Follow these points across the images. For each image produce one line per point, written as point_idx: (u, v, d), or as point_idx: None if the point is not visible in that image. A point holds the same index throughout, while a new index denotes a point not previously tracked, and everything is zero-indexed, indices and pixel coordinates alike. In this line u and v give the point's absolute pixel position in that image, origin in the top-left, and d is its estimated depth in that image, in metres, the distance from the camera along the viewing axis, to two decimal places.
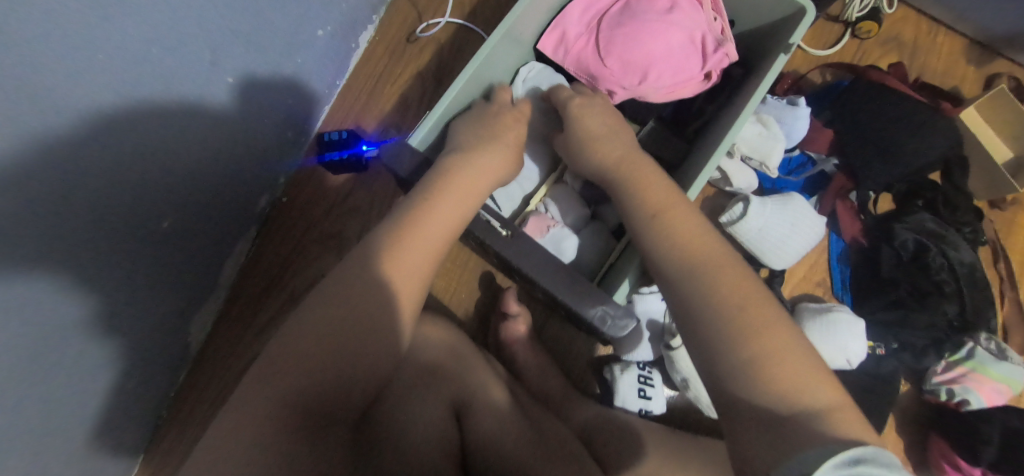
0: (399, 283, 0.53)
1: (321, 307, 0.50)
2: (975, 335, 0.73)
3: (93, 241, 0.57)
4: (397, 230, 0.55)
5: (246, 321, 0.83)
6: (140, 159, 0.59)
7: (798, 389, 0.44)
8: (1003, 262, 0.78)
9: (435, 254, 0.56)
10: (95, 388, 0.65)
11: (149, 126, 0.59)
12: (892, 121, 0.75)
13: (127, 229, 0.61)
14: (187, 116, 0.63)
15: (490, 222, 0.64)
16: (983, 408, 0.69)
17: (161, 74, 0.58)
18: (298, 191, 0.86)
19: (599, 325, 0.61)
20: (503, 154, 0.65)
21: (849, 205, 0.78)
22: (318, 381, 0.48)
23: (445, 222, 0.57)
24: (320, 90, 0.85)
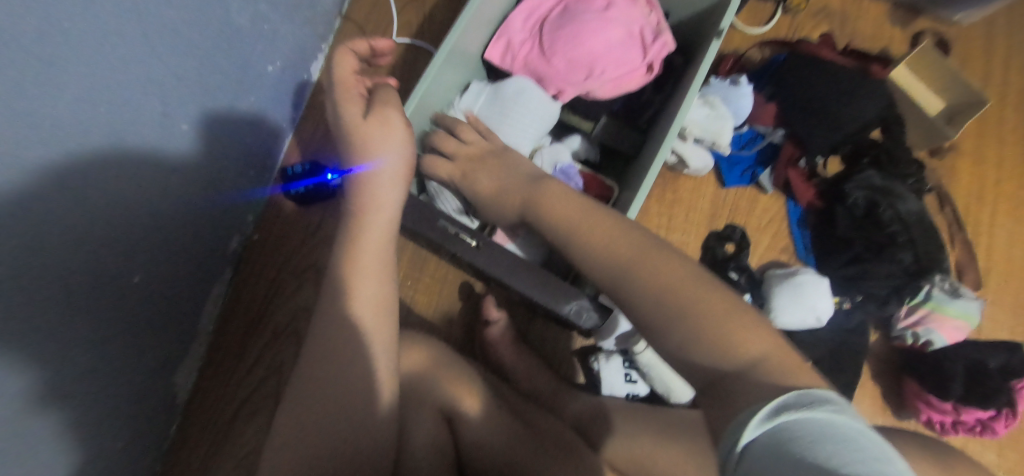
0: (349, 315, 0.58)
1: (309, 361, 0.58)
2: (932, 278, 0.76)
3: (62, 295, 0.58)
4: (342, 272, 0.59)
5: (229, 372, 0.83)
6: (93, 211, 0.59)
7: (715, 313, 0.47)
8: (948, 207, 0.82)
9: (381, 252, 0.60)
10: (78, 453, 0.65)
11: (101, 177, 0.59)
12: (828, 87, 0.79)
13: (92, 285, 0.61)
14: (139, 163, 0.64)
15: (456, 232, 0.64)
16: (947, 345, 0.74)
17: (106, 123, 0.58)
18: (269, 228, 0.87)
19: (575, 318, 0.65)
20: (385, 141, 0.60)
21: (800, 172, 0.81)
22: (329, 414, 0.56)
23: (375, 234, 0.59)
24: (279, 125, 0.87)
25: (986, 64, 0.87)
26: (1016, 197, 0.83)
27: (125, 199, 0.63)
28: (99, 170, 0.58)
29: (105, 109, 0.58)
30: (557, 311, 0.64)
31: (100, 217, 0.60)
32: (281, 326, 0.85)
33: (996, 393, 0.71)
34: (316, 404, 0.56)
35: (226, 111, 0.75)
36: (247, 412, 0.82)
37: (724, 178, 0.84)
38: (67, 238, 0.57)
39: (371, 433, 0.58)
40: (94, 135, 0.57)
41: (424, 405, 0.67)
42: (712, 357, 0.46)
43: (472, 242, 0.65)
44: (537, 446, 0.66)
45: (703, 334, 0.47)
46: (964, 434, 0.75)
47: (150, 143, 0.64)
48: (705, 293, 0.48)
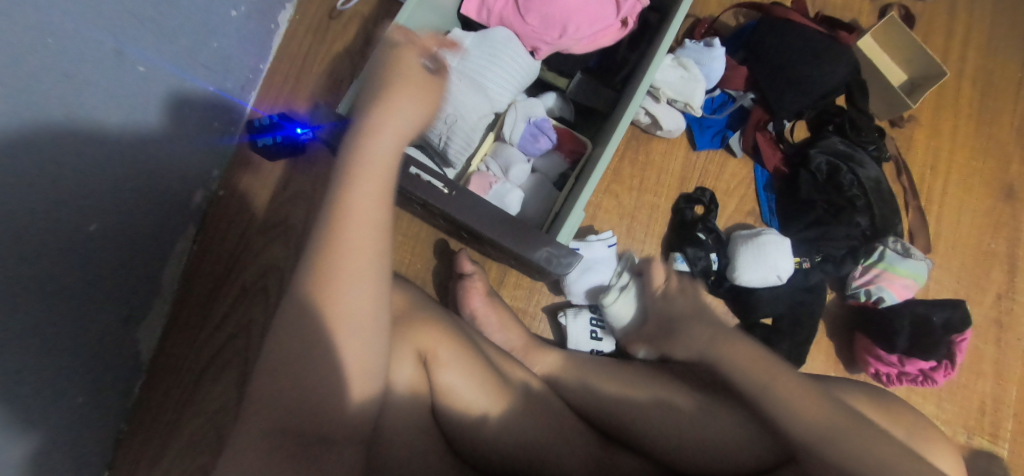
0: (342, 266, 0.51)
1: (294, 311, 0.51)
2: (885, 240, 0.81)
3: (16, 244, 0.55)
4: (331, 218, 0.52)
5: (195, 329, 0.82)
6: (47, 158, 0.56)
7: (784, 391, 0.62)
8: (904, 175, 0.86)
9: (384, 201, 0.53)
10: (41, 408, 0.64)
11: (50, 120, 0.55)
12: (798, 53, 0.80)
13: (47, 234, 0.59)
14: (93, 104, 0.60)
15: (431, 181, 0.64)
16: (896, 302, 0.78)
17: (53, 60, 0.55)
18: (236, 182, 0.85)
19: (546, 266, 0.64)
20: (409, 93, 0.55)
21: (767, 136, 0.83)
22: (306, 371, 0.50)
23: (367, 204, 0.52)
24: (245, 75, 0.83)
25: (946, 39, 0.90)
26: (968, 167, 0.87)
27: (77, 142, 0.59)
28: (46, 108, 0.55)
29: (52, 40, 0.54)
30: (531, 258, 0.63)
31: (51, 160, 0.57)
32: (250, 284, 0.83)
33: (935, 347, 0.76)
34: (297, 358, 0.51)
35: (188, 56, 0.72)
36: (215, 369, 0.81)
37: (696, 140, 0.86)
38: (18, 181, 0.53)
39: (345, 415, 0.52)
40: (39, 68, 0.53)
41: (400, 361, 0.64)
42: (784, 411, 0.62)
43: (444, 189, 0.64)
44: (511, 399, 0.66)
45: (825, 440, 0.60)
46: (906, 385, 0.79)
47: (103, 86, 0.61)
48: (790, 388, 0.62)
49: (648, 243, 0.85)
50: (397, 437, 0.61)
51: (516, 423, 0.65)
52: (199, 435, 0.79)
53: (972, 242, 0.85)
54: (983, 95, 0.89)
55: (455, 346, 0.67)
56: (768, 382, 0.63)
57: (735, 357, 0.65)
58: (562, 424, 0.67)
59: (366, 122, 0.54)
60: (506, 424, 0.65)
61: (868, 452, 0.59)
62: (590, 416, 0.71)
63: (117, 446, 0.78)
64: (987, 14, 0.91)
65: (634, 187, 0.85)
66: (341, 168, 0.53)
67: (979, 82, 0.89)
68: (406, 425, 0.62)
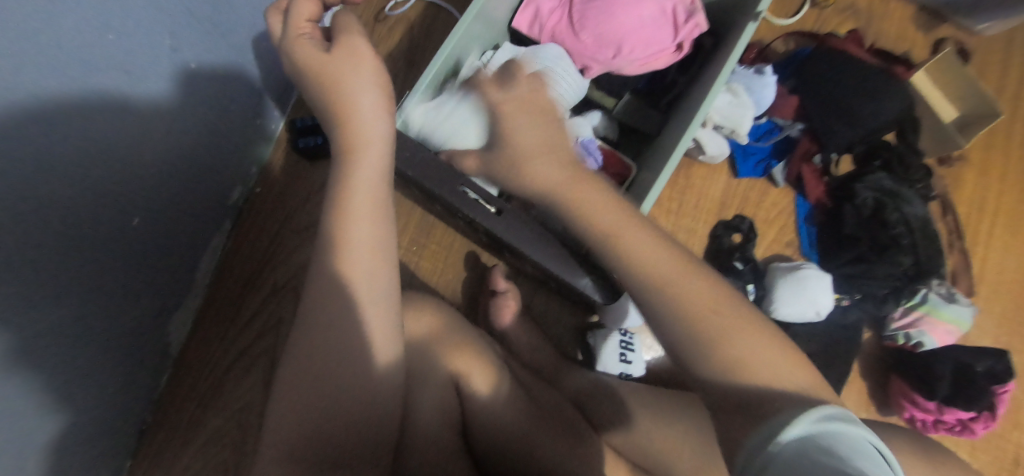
0: (347, 265, 0.55)
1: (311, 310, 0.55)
2: (929, 282, 0.78)
3: (61, 236, 0.55)
4: (333, 220, 0.55)
5: (225, 326, 0.82)
6: (96, 148, 0.56)
7: (726, 326, 0.51)
8: (950, 215, 0.84)
9: (377, 195, 0.56)
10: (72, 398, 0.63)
11: (102, 109, 0.55)
12: (851, 85, 0.79)
13: (91, 226, 0.59)
14: (143, 96, 0.60)
15: (477, 198, 0.63)
16: (937, 347, 0.77)
17: (111, 52, 0.54)
18: (274, 182, 0.85)
19: (590, 295, 0.63)
20: (359, 72, 0.54)
21: (813, 169, 0.82)
22: (324, 367, 0.54)
23: (367, 182, 0.55)
24: (289, 75, 0.83)
25: (1001, 78, 0.88)
26: (1017, 210, 0.85)
27: (125, 135, 0.59)
28: (99, 101, 0.54)
29: (111, 34, 0.53)
30: (575, 285, 0.64)
31: (98, 152, 0.56)
32: (281, 283, 0.83)
33: (980, 398, 0.73)
34: (316, 362, 0.54)
35: (237, 53, 0.71)
36: (244, 367, 0.81)
37: (738, 168, 0.84)
38: (66, 172, 0.53)
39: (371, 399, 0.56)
40: (96, 60, 0.53)
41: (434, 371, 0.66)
42: (733, 360, 0.50)
43: (492, 209, 0.63)
44: (540, 419, 0.67)
45: (731, 365, 0.50)
46: (943, 433, 0.77)
47: (155, 81, 0.61)
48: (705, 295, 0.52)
49: None
50: (423, 453, 0.62)
51: (548, 445, 0.64)
52: (224, 430, 0.79)
53: (1016, 288, 0.83)
54: None
55: (484, 361, 0.68)
56: (716, 314, 0.51)
57: (649, 248, 0.54)
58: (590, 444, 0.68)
59: (331, 107, 0.55)
60: (539, 447, 0.64)
61: (779, 377, 0.50)
62: (610, 435, 0.72)
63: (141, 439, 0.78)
64: None
65: (673, 211, 0.84)
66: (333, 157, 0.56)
67: None
68: (435, 440, 0.63)
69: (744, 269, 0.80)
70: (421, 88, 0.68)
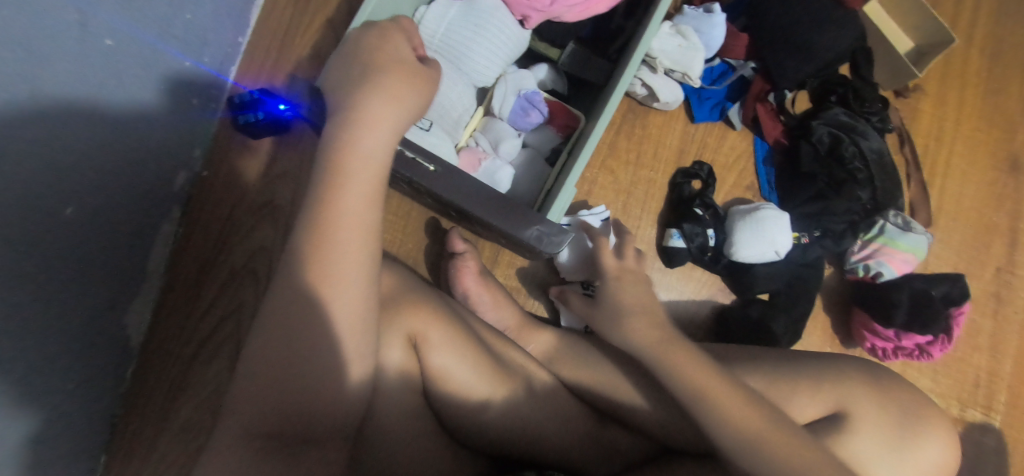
0: (321, 288, 0.51)
1: (275, 326, 0.51)
2: (885, 214, 0.79)
3: (5, 237, 0.53)
4: (310, 238, 0.51)
5: (185, 312, 0.80)
6: (27, 150, 0.53)
7: (762, 431, 0.53)
8: (907, 147, 0.84)
9: (366, 221, 0.52)
10: (37, 400, 0.63)
11: (28, 108, 0.52)
12: (801, 19, 0.77)
13: (34, 226, 0.57)
14: (62, 90, 0.56)
15: (412, 155, 0.61)
16: (894, 277, 0.77)
17: (23, 47, 0.50)
18: (219, 162, 0.81)
19: (537, 245, 0.62)
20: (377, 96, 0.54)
21: (768, 108, 0.81)
22: (279, 385, 0.50)
23: (355, 217, 0.51)
24: (223, 49, 0.79)
25: (955, 2, 0.87)
26: (974, 137, 0.85)
27: (56, 122, 0.56)
28: (21, 102, 0.51)
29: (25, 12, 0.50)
30: (521, 237, 0.62)
31: (33, 144, 0.54)
32: (239, 267, 0.82)
33: (936, 320, 0.75)
34: (277, 379, 0.50)
35: (164, 28, 0.68)
36: (208, 351, 0.81)
37: (694, 113, 0.83)
38: (0, 165, 0.50)
39: (325, 421, 0.52)
40: (14, 44, 0.50)
41: (389, 344, 0.62)
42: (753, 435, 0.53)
43: (430, 166, 0.61)
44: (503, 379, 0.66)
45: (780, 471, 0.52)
46: (902, 358, 0.79)
47: (71, 73, 0.57)
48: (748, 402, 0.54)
49: (645, 219, 0.83)
50: (383, 424, 0.60)
51: (514, 405, 0.65)
52: (193, 419, 0.79)
53: (974, 215, 0.84)
54: (992, 62, 0.86)
55: (447, 327, 0.65)
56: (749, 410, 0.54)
57: (702, 376, 0.57)
58: (556, 402, 0.68)
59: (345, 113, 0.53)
60: (503, 408, 0.64)
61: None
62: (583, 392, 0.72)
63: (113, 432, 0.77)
64: None
65: (631, 163, 0.83)
66: (324, 168, 0.52)
67: (988, 48, 0.86)
68: (396, 407, 0.61)
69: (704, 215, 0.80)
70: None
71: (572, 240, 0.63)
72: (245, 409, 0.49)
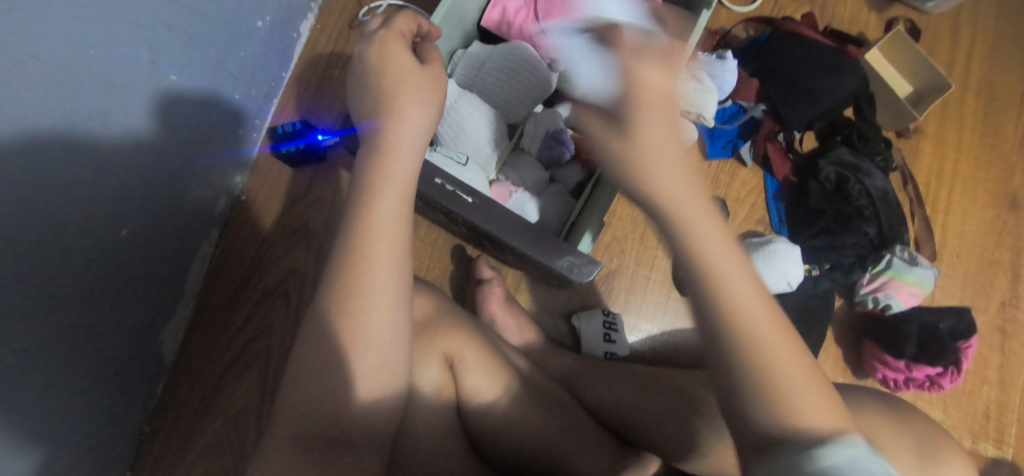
0: (359, 290, 0.53)
1: (315, 334, 0.53)
2: (892, 248, 0.83)
3: (50, 247, 0.57)
4: (347, 246, 0.53)
5: (217, 332, 0.83)
6: (80, 171, 0.58)
7: (761, 313, 0.47)
8: (911, 185, 0.88)
9: (398, 226, 0.55)
10: (66, 409, 0.65)
11: (79, 132, 0.57)
12: (807, 66, 0.82)
13: (81, 239, 0.61)
14: (119, 117, 0.61)
15: (454, 190, 0.66)
16: (902, 309, 0.80)
17: (84, 78, 0.56)
18: (257, 189, 0.85)
19: (567, 274, 0.65)
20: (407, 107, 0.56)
21: (777, 147, 0.85)
22: (321, 389, 0.52)
23: (386, 221, 0.54)
24: (269, 84, 0.84)
25: (953, 52, 0.92)
26: (973, 177, 0.89)
27: (103, 151, 0.60)
28: (75, 126, 0.56)
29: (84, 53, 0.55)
30: (553, 266, 0.65)
31: (78, 170, 0.58)
32: (271, 287, 0.84)
33: (943, 352, 0.77)
34: (319, 383, 0.52)
35: (216, 66, 0.73)
36: (236, 371, 0.82)
37: (707, 150, 0.88)
38: (40, 190, 0.54)
39: (361, 430, 0.53)
40: (66, 81, 0.54)
41: (426, 364, 0.65)
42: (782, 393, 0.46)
43: (469, 198, 0.66)
44: (532, 400, 0.68)
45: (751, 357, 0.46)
46: (914, 390, 0.81)
47: (129, 103, 0.62)
48: (793, 359, 0.47)
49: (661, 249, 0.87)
50: (417, 440, 0.62)
51: (543, 427, 0.66)
52: (219, 437, 0.80)
53: (977, 251, 0.87)
54: (986, 106, 0.91)
55: (480, 348, 0.68)
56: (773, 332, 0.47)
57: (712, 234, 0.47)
58: (580, 425, 0.69)
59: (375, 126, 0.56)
60: (532, 430, 0.66)
61: (812, 418, 0.45)
62: (605, 419, 0.74)
63: (141, 448, 0.79)
64: (991, 29, 0.94)
65: None
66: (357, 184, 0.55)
67: (984, 95, 0.91)
68: (430, 425, 0.63)
69: None
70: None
71: (600, 270, 0.66)
72: (290, 415, 0.51)
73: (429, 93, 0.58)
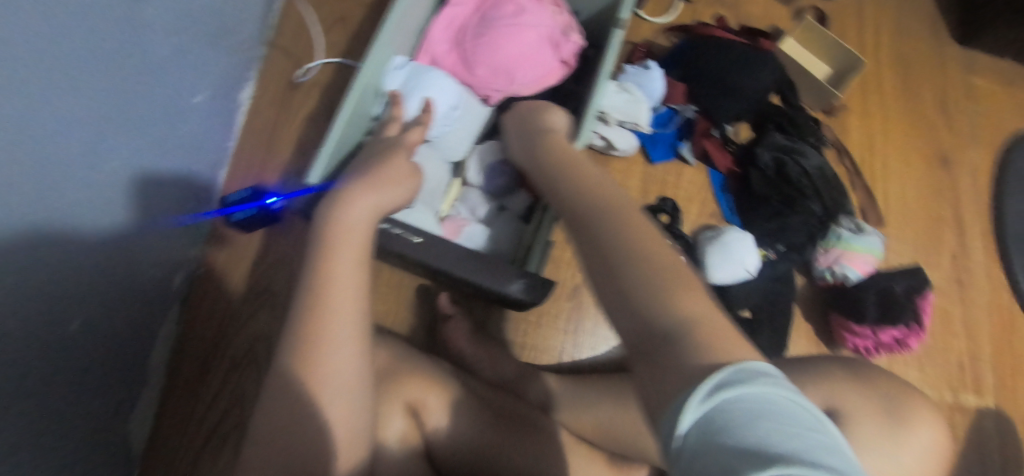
0: (318, 357, 0.52)
1: (275, 401, 0.52)
2: (839, 221, 0.84)
3: (28, 357, 0.54)
4: (305, 313, 0.53)
5: (189, 411, 0.80)
6: (48, 272, 0.55)
7: (680, 291, 0.47)
8: (846, 159, 0.91)
9: (360, 293, 0.55)
10: None
11: (46, 240, 0.54)
12: (724, 63, 0.87)
13: (51, 341, 0.58)
14: (70, 215, 0.57)
15: (397, 231, 0.65)
16: (860, 278, 0.82)
17: (45, 175, 0.53)
18: (215, 258, 0.85)
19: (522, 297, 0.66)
20: (367, 185, 0.59)
21: (714, 141, 0.89)
22: (281, 454, 0.51)
23: (345, 287, 0.54)
24: (214, 155, 0.84)
25: (861, 33, 0.98)
26: (903, 143, 0.93)
27: (67, 245, 0.57)
28: (33, 238, 0.51)
29: (28, 142, 0.50)
30: (506, 292, 0.65)
31: (47, 275, 0.55)
32: (239, 357, 0.82)
33: (903, 311, 0.79)
34: (280, 449, 0.51)
35: (160, 146, 0.72)
36: (213, 447, 0.79)
37: (650, 154, 0.90)
38: (18, 300, 0.51)
39: None
40: (29, 180, 0.50)
41: (390, 415, 0.64)
42: (677, 325, 0.44)
43: (416, 238, 0.66)
44: (494, 422, 0.67)
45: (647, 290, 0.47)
46: (885, 354, 0.82)
47: (79, 196, 0.58)
48: (692, 299, 0.46)
49: None
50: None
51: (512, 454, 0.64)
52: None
53: (921, 212, 0.91)
54: (902, 77, 0.96)
55: (442, 390, 0.67)
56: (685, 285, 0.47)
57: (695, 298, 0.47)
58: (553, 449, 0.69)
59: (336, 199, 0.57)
60: (500, 455, 0.64)
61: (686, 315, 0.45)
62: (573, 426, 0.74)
63: None
64: (891, 7, 1.00)
65: None
66: (313, 251, 0.56)
67: (897, 67, 0.97)
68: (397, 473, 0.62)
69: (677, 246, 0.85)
70: (332, 148, 0.68)
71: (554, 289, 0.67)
72: None
73: (398, 181, 0.62)
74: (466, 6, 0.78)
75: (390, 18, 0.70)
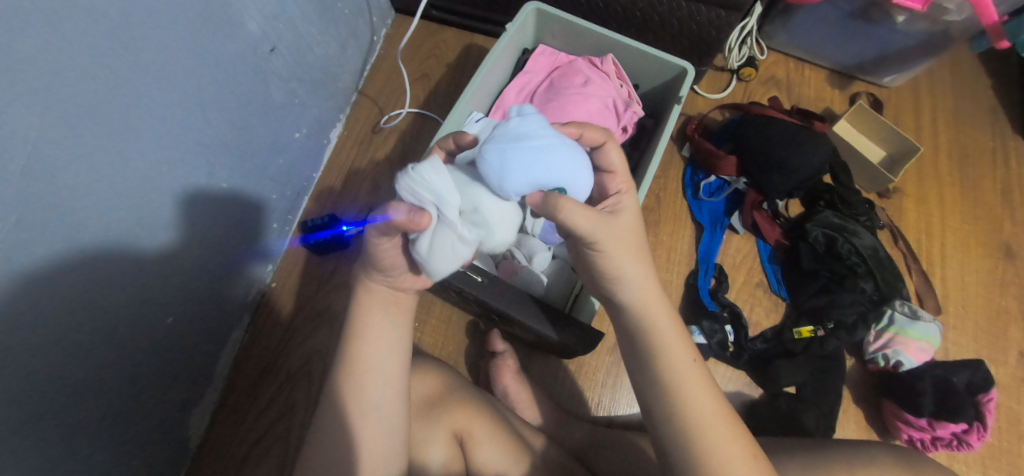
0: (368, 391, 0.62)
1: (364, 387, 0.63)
2: (892, 303, 0.85)
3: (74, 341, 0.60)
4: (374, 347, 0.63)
5: (240, 418, 0.86)
6: (100, 280, 0.61)
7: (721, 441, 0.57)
8: (901, 241, 0.91)
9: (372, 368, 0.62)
10: None
11: (94, 242, 0.59)
12: (777, 143, 0.88)
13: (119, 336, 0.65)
14: (133, 238, 0.64)
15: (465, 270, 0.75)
16: (915, 365, 0.82)
17: (119, 198, 0.61)
18: (287, 276, 0.92)
19: (571, 346, 0.72)
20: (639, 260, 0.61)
21: (764, 214, 0.91)
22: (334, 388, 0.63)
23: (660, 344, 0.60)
24: (300, 184, 0.93)
25: (917, 119, 0.98)
26: (962, 231, 0.92)
27: (134, 263, 0.65)
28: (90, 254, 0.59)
29: (115, 166, 0.59)
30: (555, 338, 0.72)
31: (111, 277, 0.62)
32: (295, 369, 0.88)
33: (962, 407, 0.78)
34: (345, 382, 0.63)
35: (258, 176, 0.82)
36: (257, 455, 0.84)
37: (697, 220, 0.93)
38: (64, 300, 0.58)
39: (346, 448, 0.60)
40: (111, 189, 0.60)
41: (435, 441, 0.70)
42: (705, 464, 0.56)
43: (479, 277, 0.75)
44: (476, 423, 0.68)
45: (673, 400, 0.59)
46: (943, 451, 0.81)
47: (154, 226, 0.66)
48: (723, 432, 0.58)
49: None
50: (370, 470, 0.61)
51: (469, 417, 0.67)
52: None
53: (982, 302, 0.89)
54: (960, 164, 0.96)
55: (490, 422, 0.72)
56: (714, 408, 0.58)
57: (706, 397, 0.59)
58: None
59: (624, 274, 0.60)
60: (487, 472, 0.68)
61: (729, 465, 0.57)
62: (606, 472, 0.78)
63: None
64: (951, 96, 1.00)
65: None
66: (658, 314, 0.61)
67: (955, 154, 0.96)
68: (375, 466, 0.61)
69: (721, 312, 0.87)
70: None
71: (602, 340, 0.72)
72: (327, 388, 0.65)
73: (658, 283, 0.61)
74: (538, 73, 0.91)
75: (474, 80, 0.84)
